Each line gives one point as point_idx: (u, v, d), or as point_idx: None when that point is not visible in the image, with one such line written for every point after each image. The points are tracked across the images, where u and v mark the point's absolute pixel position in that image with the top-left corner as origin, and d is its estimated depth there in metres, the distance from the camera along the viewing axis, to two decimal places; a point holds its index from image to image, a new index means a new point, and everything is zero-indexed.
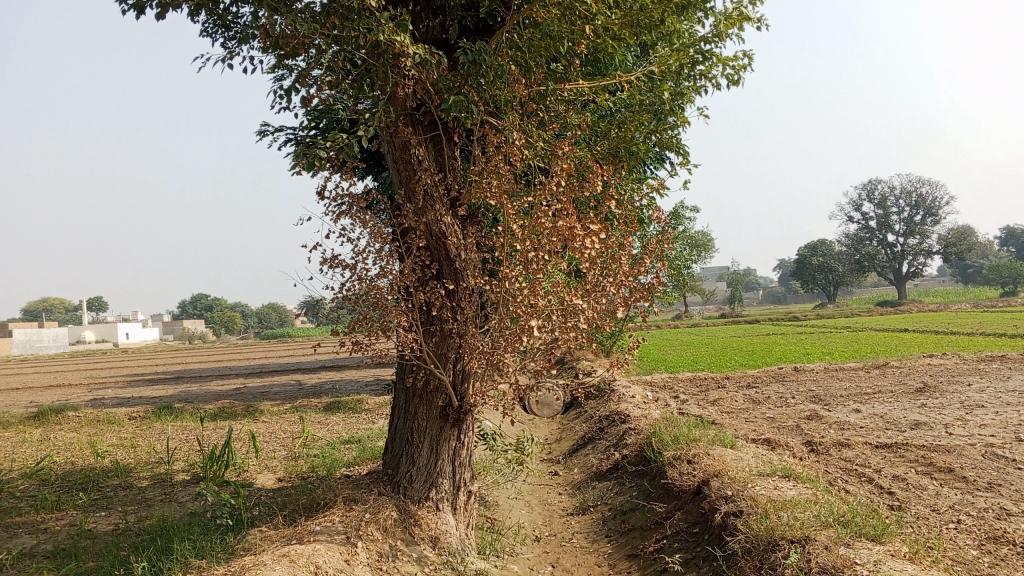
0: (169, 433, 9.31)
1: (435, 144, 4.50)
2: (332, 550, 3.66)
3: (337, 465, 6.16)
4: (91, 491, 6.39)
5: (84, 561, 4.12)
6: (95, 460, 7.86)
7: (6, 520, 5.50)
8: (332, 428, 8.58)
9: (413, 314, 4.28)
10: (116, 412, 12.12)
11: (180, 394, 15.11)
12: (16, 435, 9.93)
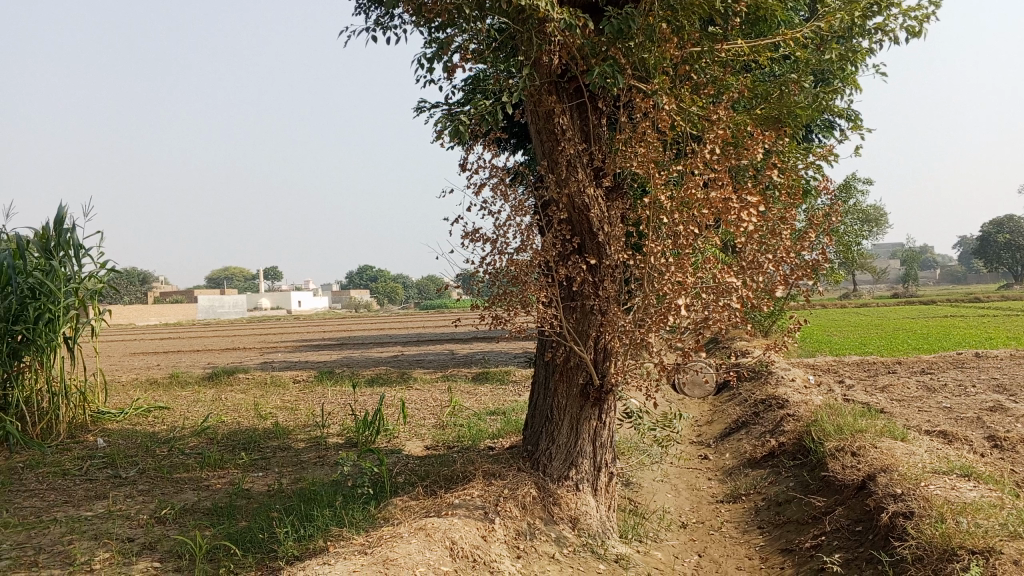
0: (327, 398, 9.71)
1: (580, 113, 4.32)
2: (469, 525, 3.59)
3: (481, 437, 6.17)
4: (252, 450, 6.74)
5: (238, 520, 4.30)
6: (259, 421, 8.31)
7: (176, 475, 5.88)
8: (480, 399, 8.65)
9: (553, 289, 4.15)
10: (282, 375, 12.83)
11: (342, 360, 15.81)
12: (193, 394, 10.69)
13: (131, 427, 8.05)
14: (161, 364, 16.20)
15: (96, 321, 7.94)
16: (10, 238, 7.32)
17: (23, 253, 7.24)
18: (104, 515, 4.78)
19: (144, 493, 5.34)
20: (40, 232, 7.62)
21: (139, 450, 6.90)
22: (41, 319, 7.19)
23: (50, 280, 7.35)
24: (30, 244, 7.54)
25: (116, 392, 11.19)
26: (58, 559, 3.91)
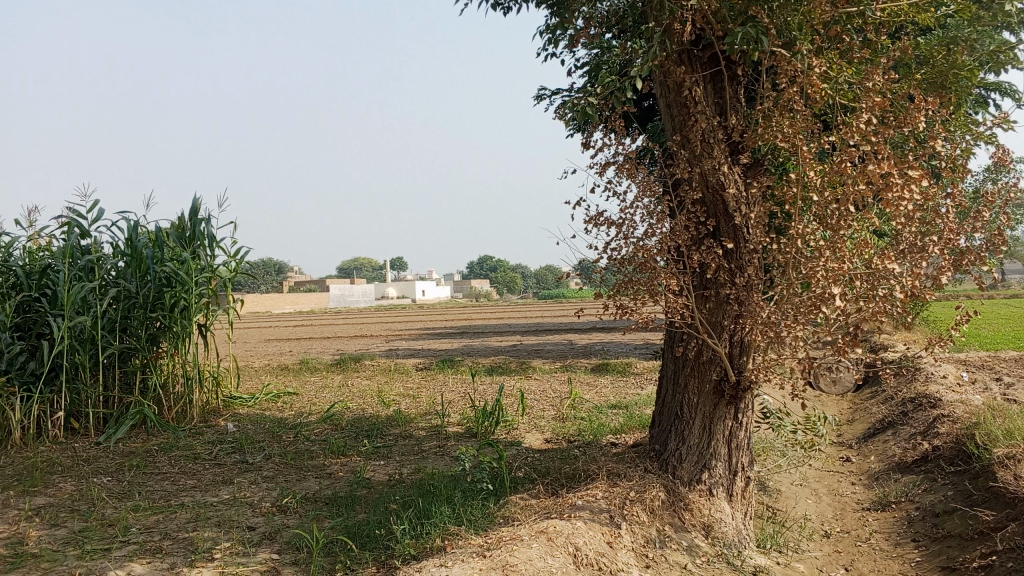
0: (447, 386, 9.68)
1: (715, 83, 3.99)
2: (593, 529, 3.34)
3: (604, 432, 5.91)
4: (374, 438, 6.71)
5: (358, 512, 4.19)
6: (381, 408, 8.33)
7: (300, 462, 5.90)
8: (602, 391, 8.38)
9: (684, 276, 3.84)
10: (404, 362, 12.97)
11: (463, 348, 15.87)
12: (321, 380, 10.91)
13: (260, 411, 8.24)
14: (291, 351, 16.72)
15: (231, 310, 8.15)
16: (149, 229, 7.56)
17: (160, 243, 7.48)
18: (229, 501, 4.81)
19: (268, 480, 5.36)
20: (176, 223, 7.87)
21: (265, 435, 7.00)
22: (177, 307, 7.45)
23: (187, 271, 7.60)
24: (168, 235, 7.79)
25: (248, 377, 11.56)
26: (182, 546, 3.91)
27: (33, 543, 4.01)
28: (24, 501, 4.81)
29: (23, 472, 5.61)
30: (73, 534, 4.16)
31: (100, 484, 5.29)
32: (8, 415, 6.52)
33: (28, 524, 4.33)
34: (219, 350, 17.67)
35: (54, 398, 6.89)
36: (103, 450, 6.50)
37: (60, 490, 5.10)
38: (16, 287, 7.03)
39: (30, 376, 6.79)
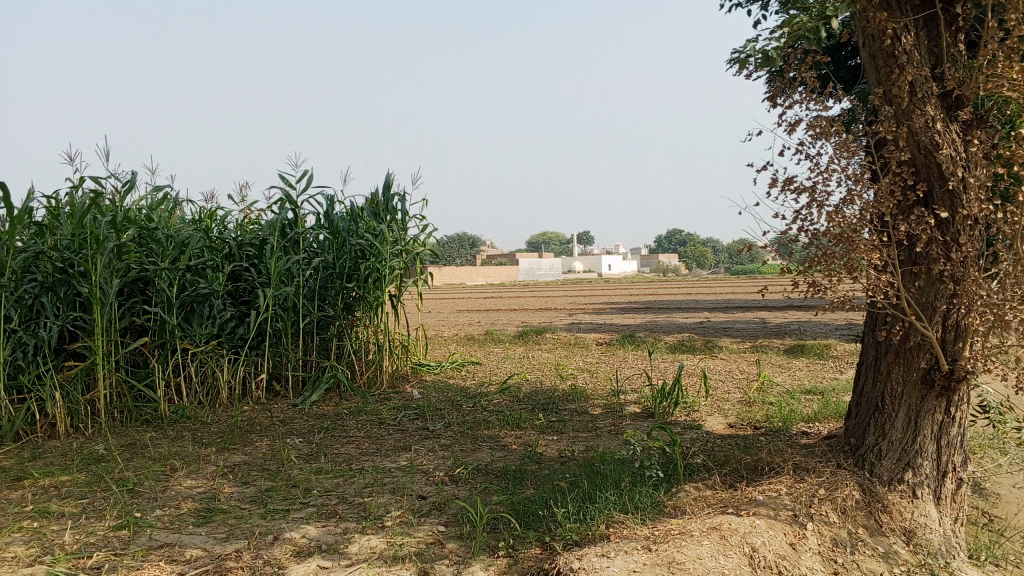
0: (628, 362, 9.44)
1: (930, 30, 3.48)
2: (774, 529, 3.04)
3: (794, 419, 5.48)
4: (550, 413, 6.62)
5: (526, 489, 3.92)
6: (560, 382, 8.25)
7: (476, 432, 5.91)
8: (794, 374, 7.84)
9: (888, 250, 3.40)
10: (587, 337, 12.85)
11: (647, 323, 15.53)
12: (503, 352, 11.02)
13: (444, 380, 8.39)
14: (478, 322, 17.02)
15: (422, 282, 8.29)
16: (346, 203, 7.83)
17: (356, 217, 7.72)
18: (404, 468, 4.61)
19: (444, 448, 5.28)
20: (372, 199, 8.11)
21: (447, 404, 7.09)
22: (370, 278, 7.67)
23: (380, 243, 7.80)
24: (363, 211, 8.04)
25: (434, 346, 11.85)
26: (354, 512, 3.68)
27: (223, 499, 4.00)
28: (223, 458, 4.97)
29: (224, 429, 6.01)
30: (257, 491, 4.13)
31: (291, 445, 5.38)
32: (218, 375, 6.95)
33: (222, 480, 4.38)
34: (409, 320, 18.31)
35: (258, 360, 7.32)
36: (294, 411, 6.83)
37: (255, 449, 5.26)
38: (229, 256, 7.46)
39: (238, 340, 7.26)
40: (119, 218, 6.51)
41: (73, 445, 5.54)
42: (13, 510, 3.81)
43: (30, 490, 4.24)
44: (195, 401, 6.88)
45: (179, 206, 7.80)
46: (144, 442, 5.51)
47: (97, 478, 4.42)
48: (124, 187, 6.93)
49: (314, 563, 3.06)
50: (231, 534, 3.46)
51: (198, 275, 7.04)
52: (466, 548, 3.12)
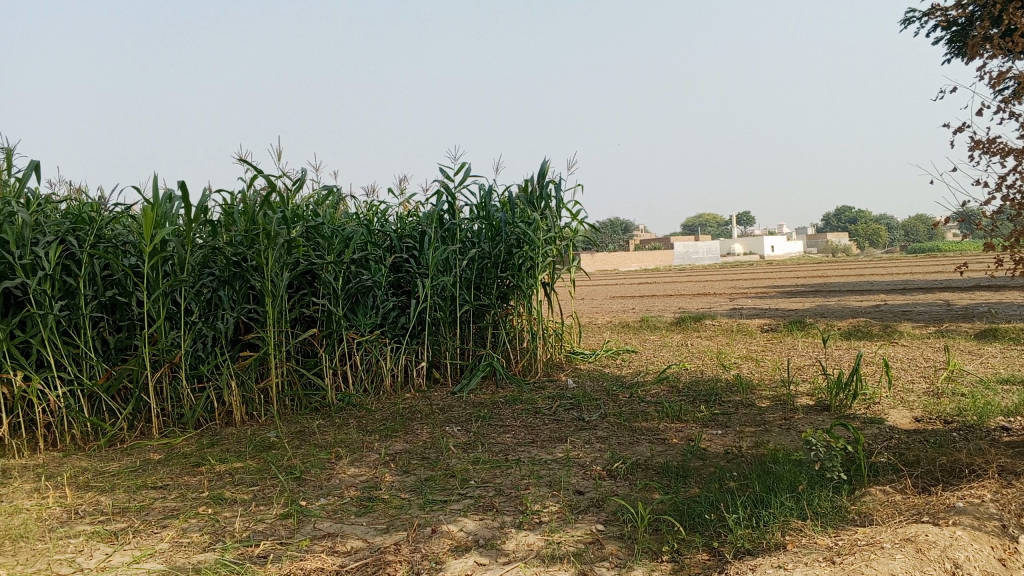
0: (796, 350, 8.91)
1: None
2: (979, 542, 2.67)
3: (992, 413, 4.92)
4: (713, 404, 6.31)
5: (691, 488, 3.70)
6: (722, 372, 7.89)
7: (634, 424, 5.70)
8: (987, 362, 7.11)
9: None
10: (750, 323, 12.29)
11: (815, 308, 14.69)
12: (662, 339, 10.71)
13: (600, 369, 8.23)
14: (633, 309, 16.70)
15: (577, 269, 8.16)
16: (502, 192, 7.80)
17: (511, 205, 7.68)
18: (562, 460, 4.50)
19: (601, 441, 5.10)
20: (526, 186, 8.05)
21: (602, 393, 6.92)
22: (524, 267, 7.61)
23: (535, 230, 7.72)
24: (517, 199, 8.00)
25: (589, 334, 11.69)
26: (512, 504, 3.59)
27: (385, 487, 3.97)
28: (385, 446, 4.99)
29: (385, 417, 6.09)
30: (416, 481, 4.07)
31: (450, 434, 5.35)
32: (382, 364, 7.13)
33: (384, 468, 4.36)
34: (564, 307, 18.22)
35: (419, 350, 7.42)
36: (451, 399, 6.87)
37: (415, 438, 5.27)
38: (390, 248, 7.60)
39: (400, 329, 7.40)
40: (288, 214, 6.76)
41: (247, 432, 5.76)
42: (190, 498, 3.95)
43: (207, 477, 4.42)
44: (361, 389, 7.08)
45: (343, 201, 8.02)
46: (309, 430, 5.68)
47: (267, 466, 4.55)
48: (293, 185, 7.21)
49: (472, 559, 2.94)
50: (392, 525, 3.37)
51: (361, 267, 7.21)
52: (626, 551, 2.94)
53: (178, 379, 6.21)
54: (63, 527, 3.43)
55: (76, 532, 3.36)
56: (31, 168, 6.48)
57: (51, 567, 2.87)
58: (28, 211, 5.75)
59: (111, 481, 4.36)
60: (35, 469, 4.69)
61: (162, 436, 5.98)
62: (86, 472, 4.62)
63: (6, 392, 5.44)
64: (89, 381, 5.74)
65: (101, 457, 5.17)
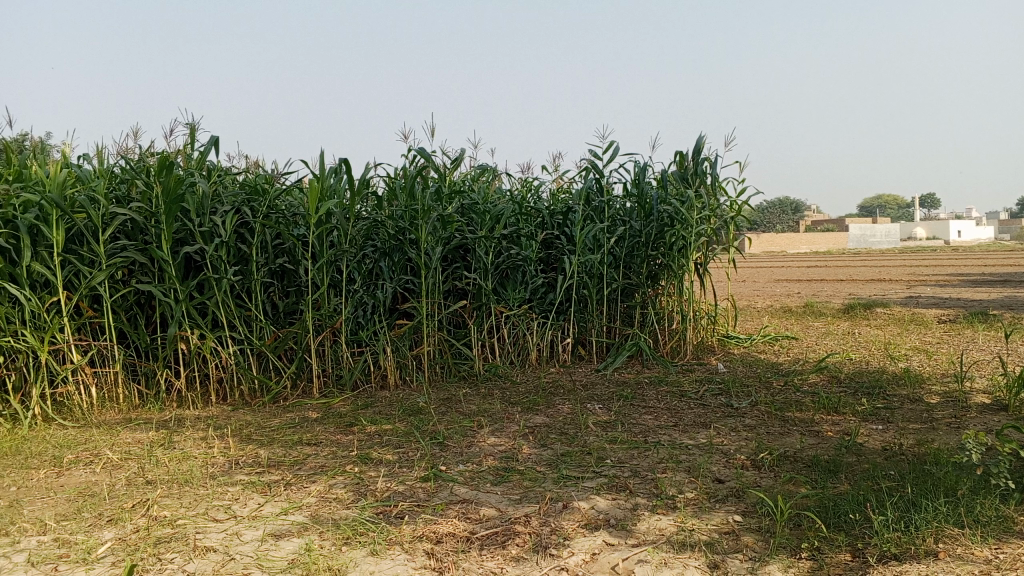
0: (976, 345, 8.20)
1: None
2: None
3: None
4: (875, 398, 5.92)
5: (839, 484, 3.49)
6: (888, 364, 7.38)
7: (787, 414, 5.44)
8: None
9: None
10: (926, 313, 11.44)
11: (1003, 299, 13.47)
12: (825, 327, 10.17)
13: (754, 354, 7.92)
14: (797, 293, 15.96)
15: (732, 250, 7.90)
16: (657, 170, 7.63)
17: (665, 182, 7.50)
18: (705, 446, 4.37)
19: (748, 429, 4.90)
20: (682, 162, 7.83)
21: (754, 380, 6.65)
22: (676, 246, 7.41)
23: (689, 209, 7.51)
24: (673, 176, 7.81)
25: (745, 318, 11.28)
26: (647, 486, 3.52)
27: (522, 459, 4.00)
28: (526, 419, 5.03)
29: (530, 391, 6.13)
30: (553, 456, 4.07)
31: (592, 412, 5.32)
32: (529, 338, 7.19)
33: (523, 440, 4.40)
34: (722, 290, 17.68)
35: (565, 326, 7.43)
36: (596, 377, 6.82)
37: (557, 413, 5.27)
38: (541, 224, 7.63)
39: (548, 305, 7.43)
40: (444, 189, 6.92)
41: (398, 397, 5.97)
42: (338, 456, 4.15)
43: (356, 437, 4.63)
44: (507, 361, 7.17)
45: (498, 177, 8.12)
46: (454, 398, 5.82)
47: (412, 430, 4.70)
48: (450, 160, 7.37)
49: (601, 538, 2.90)
50: (525, 496, 3.38)
51: (512, 243, 7.28)
52: (762, 544, 2.81)
53: (338, 342, 6.49)
54: (224, 475, 3.69)
55: (234, 480, 3.61)
56: (214, 142, 6.97)
57: (208, 511, 3.09)
58: (209, 182, 6.19)
59: (270, 435, 4.65)
60: (207, 420, 5.08)
61: (321, 396, 6.32)
62: (250, 425, 4.95)
63: (185, 348, 5.91)
64: (258, 341, 6.15)
65: (265, 413, 5.52)
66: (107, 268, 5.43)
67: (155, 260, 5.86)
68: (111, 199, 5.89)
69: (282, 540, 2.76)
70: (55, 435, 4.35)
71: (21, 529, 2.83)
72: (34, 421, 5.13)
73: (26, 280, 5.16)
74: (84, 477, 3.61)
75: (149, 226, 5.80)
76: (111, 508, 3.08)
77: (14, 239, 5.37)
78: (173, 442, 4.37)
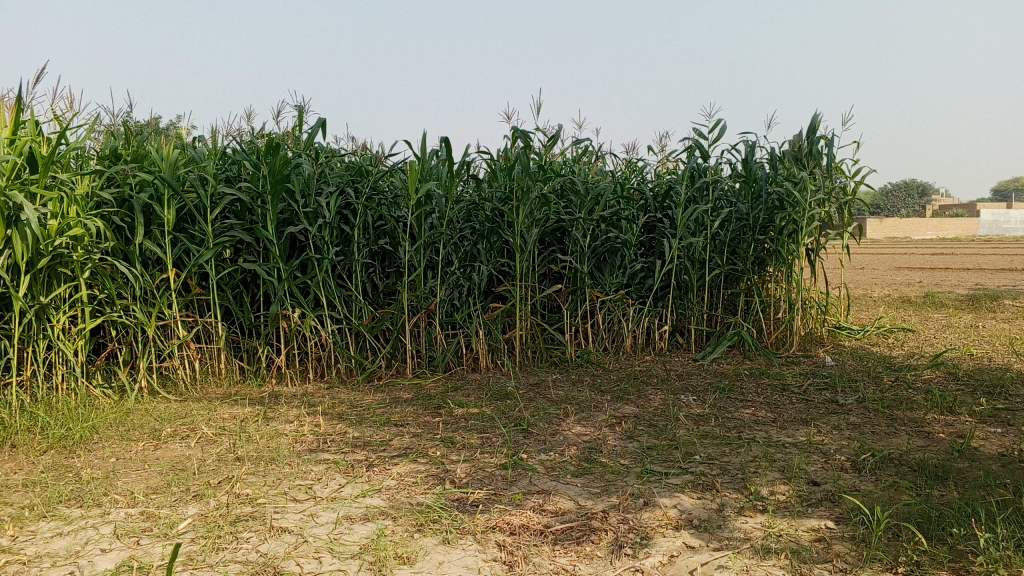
0: None
1: None
2: None
3: None
4: (996, 398, 5.48)
5: (947, 492, 3.22)
6: (1015, 361, 6.84)
7: (896, 412, 5.11)
8: None
9: None
10: None
11: None
12: (947, 319, 9.54)
13: (865, 347, 7.50)
14: (918, 282, 15.09)
15: (846, 237, 7.48)
16: (767, 151, 7.29)
17: (775, 162, 7.17)
18: (802, 445, 4.14)
19: (852, 428, 4.63)
20: (795, 141, 7.46)
21: (862, 375, 6.29)
22: (786, 230, 7.08)
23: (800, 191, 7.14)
24: (784, 155, 7.45)
25: (860, 308, 10.72)
26: (735, 486, 3.35)
27: (606, 451, 3.90)
28: (615, 408, 4.91)
29: (621, 379, 6.00)
30: (639, 449, 3.95)
31: (685, 403, 5.15)
32: (625, 324, 7.03)
33: (609, 431, 4.29)
34: (836, 277, 16.91)
35: (663, 312, 7.23)
36: (693, 367, 6.62)
37: (648, 403, 5.13)
38: (643, 207, 7.44)
39: (646, 290, 7.24)
40: (543, 169, 6.82)
41: (488, 380, 5.95)
42: (422, 438, 4.15)
43: (443, 419, 4.63)
44: (601, 348, 7.05)
45: (600, 158, 7.96)
46: (544, 384, 5.75)
47: (498, 415, 4.66)
48: (550, 139, 7.27)
49: (681, 539, 2.77)
50: (605, 490, 3.28)
51: (611, 226, 7.13)
52: (855, 555, 2.62)
53: (433, 324, 6.51)
54: (309, 454, 3.75)
55: (319, 459, 3.65)
56: (321, 125, 7.09)
57: (290, 490, 3.13)
58: (313, 163, 6.29)
59: (359, 414, 4.71)
60: (301, 397, 5.19)
61: (414, 376, 6.36)
62: (342, 404, 5.02)
63: (286, 326, 6.04)
64: (357, 321, 6.23)
65: (358, 391, 5.61)
66: (214, 247, 5.59)
67: (261, 240, 6.01)
68: (220, 180, 6.05)
69: (356, 524, 2.76)
70: (158, 408, 4.54)
71: (112, 501, 2.95)
72: (141, 393, 5.35)
73: (139, 258, 5.36)
74: (179, 451, 3.74)
75: (255, 207, 5.92)
76: (199, 484, 3.17)
77: (129, 217, 5.59)
78: (265, 418, 4.48)
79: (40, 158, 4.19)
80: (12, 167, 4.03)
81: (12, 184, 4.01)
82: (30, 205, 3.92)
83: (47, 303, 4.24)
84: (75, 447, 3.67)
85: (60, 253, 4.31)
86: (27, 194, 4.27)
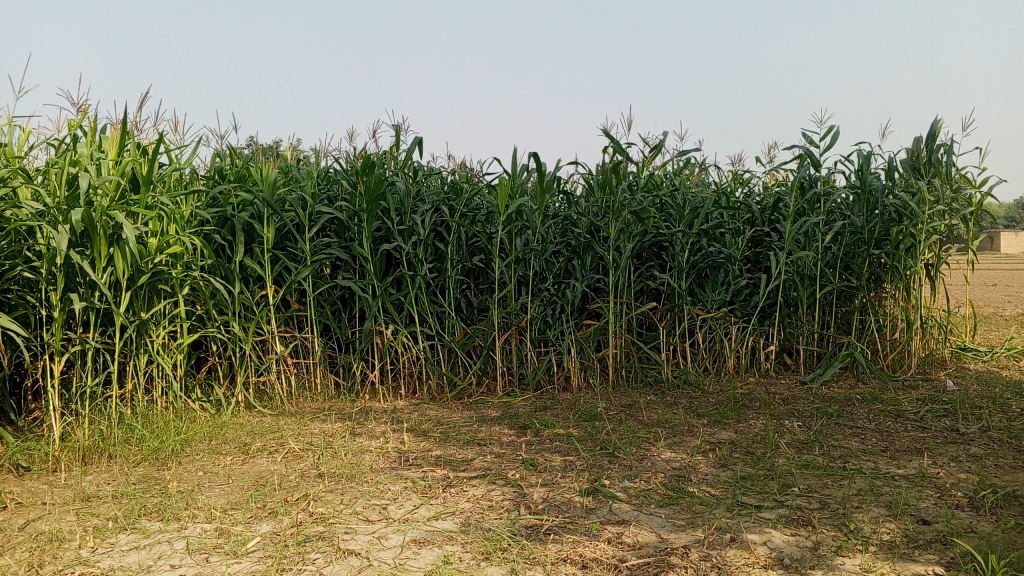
0: None
1: None
2: None
3: None
4: None
5: None
6: None
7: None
8: None
9: None
10: None
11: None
12: None
13: (992, 370, 6.94)
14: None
15: (970, 251, 6.96)
16: (882, 161, 6.86)
17: (891, 173, 6.74)
18: (913, 477, 3.81)
19: (973, 461, 4.23)
20: (914, 150, 7.00)
21: (988, 401, 5.79)
22: (903, 246, 6.65)
23: (919, 202, 6.68)
24: (902, 166, 7.00)
25: (989, 328, 9.97)
26: (833, 522, 3.09)
27: (696, 480, 3.69)
28: (710, 434, 4.68)
29: (719, 402, 5.72)
30: (729, 478, 3.72)
31: (786, 430, 4.86)
32: (725, 344, 6.74)
33: (701, 457, 4.07)
34: (962, 292, 15.94)
35: (769, 332, 6.90)
36: (798, 390, 6.26)
37: (747, 428, 4.86)
38: (747, 220, 7.13)
39: (750, 308, 6.93)
40: (641, 183, 6.63)
41: (579, 400, 5.80)
42: (504, 460, 4.05)
43: (529, 440, 4.52)
44: (700, 368, 6.78)
45: (702, 171, 7.70)
46: (636, 404, 5.55)
47: (586, 437, 4.52)
48: (651, 152, 7.07)
49: None
50: (690, 523, 3.09)
51: (712, 240, 6.86)
52: None
53: (524, 342, 6.42)
54: (390, 473, 3.71)
55: (398, 479, 3.61)
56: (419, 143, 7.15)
57: (363, 511, 3.08)
58: (409, 180, 6.32)
59: (444, 432, 4.66)
60: (388, 413, 5.19)
61: (505, 394, 6.28)
62: (429, 422, 4.99)
63: (379, 343, 6.08)
64: (448, 337, 6.21)
65: (446, 408, 5.58)
66: (311, 263, 5.67)
67: (356, 257, 6.07)
68: (319, 199, 6.17)
69: (423, 548, 2.68)
70: (247, 421, 4.63)
71: (191, 515, 2.98)
72: (238, 406, 5.49)
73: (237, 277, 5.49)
74: (264, 465, 3.78)
75: (351, 225, 5.98)
76: (276, 500, 3.17)
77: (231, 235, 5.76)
78: (350, 433, 4.50)
79: (141, 176, 4.36)
80: (115, 186, 4.23)
81: (115, 203, 4.18)
82: (130, 223, 4.07)
83: (146, 319, 4.38)
84: (166, 460, 3.77)
85: (159, 270, 4.46)
86: (130, 213, 4.46)
